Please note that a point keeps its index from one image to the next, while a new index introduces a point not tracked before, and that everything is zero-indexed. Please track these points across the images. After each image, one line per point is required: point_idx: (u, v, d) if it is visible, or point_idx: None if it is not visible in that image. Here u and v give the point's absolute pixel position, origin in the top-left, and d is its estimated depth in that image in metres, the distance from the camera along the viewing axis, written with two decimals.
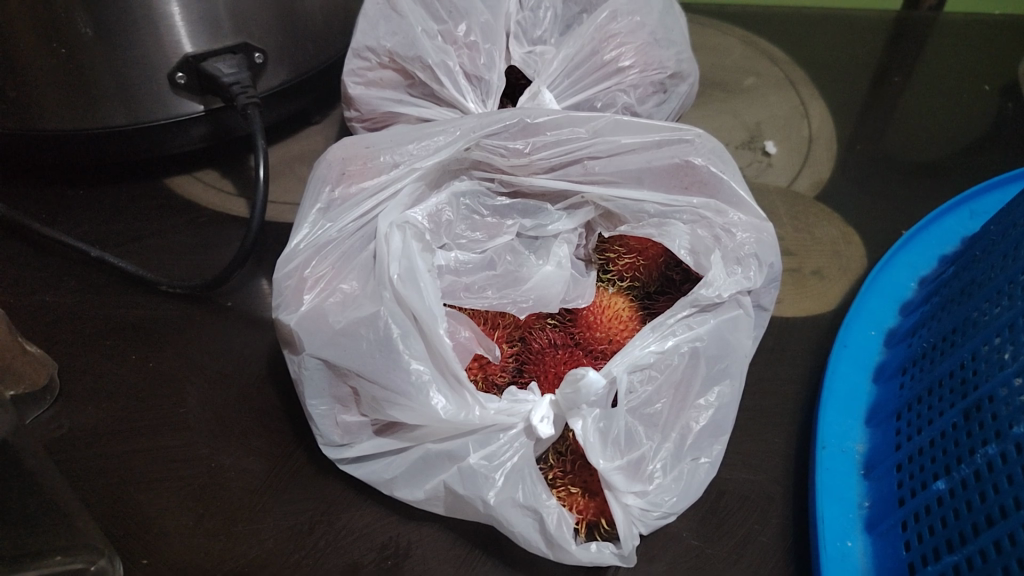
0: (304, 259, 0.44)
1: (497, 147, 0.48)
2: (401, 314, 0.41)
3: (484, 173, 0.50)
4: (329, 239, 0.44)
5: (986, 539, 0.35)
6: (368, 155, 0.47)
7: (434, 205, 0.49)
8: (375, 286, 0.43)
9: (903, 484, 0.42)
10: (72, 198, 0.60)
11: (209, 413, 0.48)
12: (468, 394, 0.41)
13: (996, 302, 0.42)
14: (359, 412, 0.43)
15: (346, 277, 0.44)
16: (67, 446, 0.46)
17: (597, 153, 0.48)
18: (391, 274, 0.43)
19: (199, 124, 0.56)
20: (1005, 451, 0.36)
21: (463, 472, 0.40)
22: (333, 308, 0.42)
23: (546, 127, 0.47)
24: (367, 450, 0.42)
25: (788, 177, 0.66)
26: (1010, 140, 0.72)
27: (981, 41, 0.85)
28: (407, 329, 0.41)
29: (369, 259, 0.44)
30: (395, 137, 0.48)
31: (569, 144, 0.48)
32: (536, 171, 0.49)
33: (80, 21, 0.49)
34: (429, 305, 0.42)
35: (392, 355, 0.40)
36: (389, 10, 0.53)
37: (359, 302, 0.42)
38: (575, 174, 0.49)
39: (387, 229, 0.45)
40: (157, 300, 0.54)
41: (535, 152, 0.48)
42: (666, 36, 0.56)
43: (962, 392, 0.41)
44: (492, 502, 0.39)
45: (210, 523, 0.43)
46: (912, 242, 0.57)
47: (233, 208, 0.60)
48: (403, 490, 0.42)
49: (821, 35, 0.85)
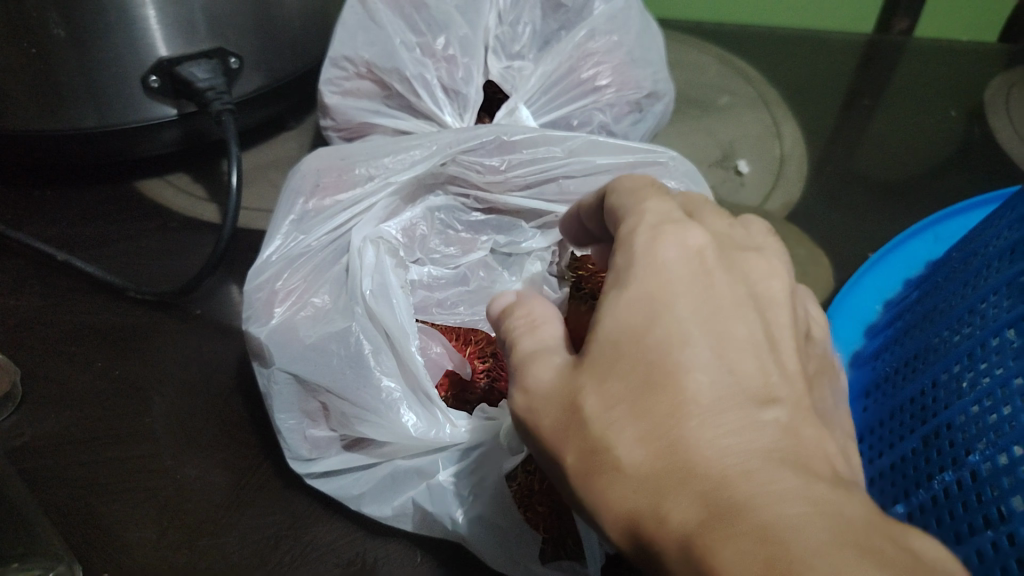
0: (276, 272, 0.43)
1: (472, 163, 0.48)
2: (374, 331, 0.43)
3: (460, 189, 0.51)
4: (304, 251, 0.44)
5: (969, 548, 0.36)
6: (344, 168, 0.46)
7: (410, 218, 0.50)
8: (348, 304, 0.43)
9: (885, 491, 0.44)
10: (39, 200, 0.59)
11: (175, 424, 0.47)
12: (438, 412, 0.42)
13: (988, 309, 0.42)
14: (329, 428, 0.42)
15: (319, 291, 0.44)
16: (28, 455, 0.45)
17: (572, 173, 0.48)
18: (365, 293, 0.44)
19: (171, 128, 0.56)
20: (962, 477, 0.38)
21: (432, 491, 0.40)
22: (305, 323, 0.42)
23: (522, 144, 0.47)
24: (336, 466, 0.41)
25: (760, 197, 0.67)
26: (973, 165, 0.74)
27: (951, 65, 0.86)
28: (379, 345, 0.42)
29: (341, 274, 0.45)
30: (372, 148, 0.47)
31: (544, 162, 0.48)
32: (511, 188, 0.50)
33: (52, 22, 0.48)
34: (401, 325, 0.44)
35: (365, 371, 0.41)
36: (368, 20, 0.52)
37: (332, 317, 0.43)
38: (551, 193, 0.50)
39: (361, 243, 0.46)
40: (124, 306, 0.54)
41: (511, 169, 0.48)
42: (643, 56, 0.56)
43: (923, 418, 0.43)
44: (461, 515, 0.39)
45: (174, 537, 0.42)
46: (885, 259, 0.58)
47: (204, 213, 0.59)
48: (371, 506, 0.41)
49: (794, 55, 0.87)
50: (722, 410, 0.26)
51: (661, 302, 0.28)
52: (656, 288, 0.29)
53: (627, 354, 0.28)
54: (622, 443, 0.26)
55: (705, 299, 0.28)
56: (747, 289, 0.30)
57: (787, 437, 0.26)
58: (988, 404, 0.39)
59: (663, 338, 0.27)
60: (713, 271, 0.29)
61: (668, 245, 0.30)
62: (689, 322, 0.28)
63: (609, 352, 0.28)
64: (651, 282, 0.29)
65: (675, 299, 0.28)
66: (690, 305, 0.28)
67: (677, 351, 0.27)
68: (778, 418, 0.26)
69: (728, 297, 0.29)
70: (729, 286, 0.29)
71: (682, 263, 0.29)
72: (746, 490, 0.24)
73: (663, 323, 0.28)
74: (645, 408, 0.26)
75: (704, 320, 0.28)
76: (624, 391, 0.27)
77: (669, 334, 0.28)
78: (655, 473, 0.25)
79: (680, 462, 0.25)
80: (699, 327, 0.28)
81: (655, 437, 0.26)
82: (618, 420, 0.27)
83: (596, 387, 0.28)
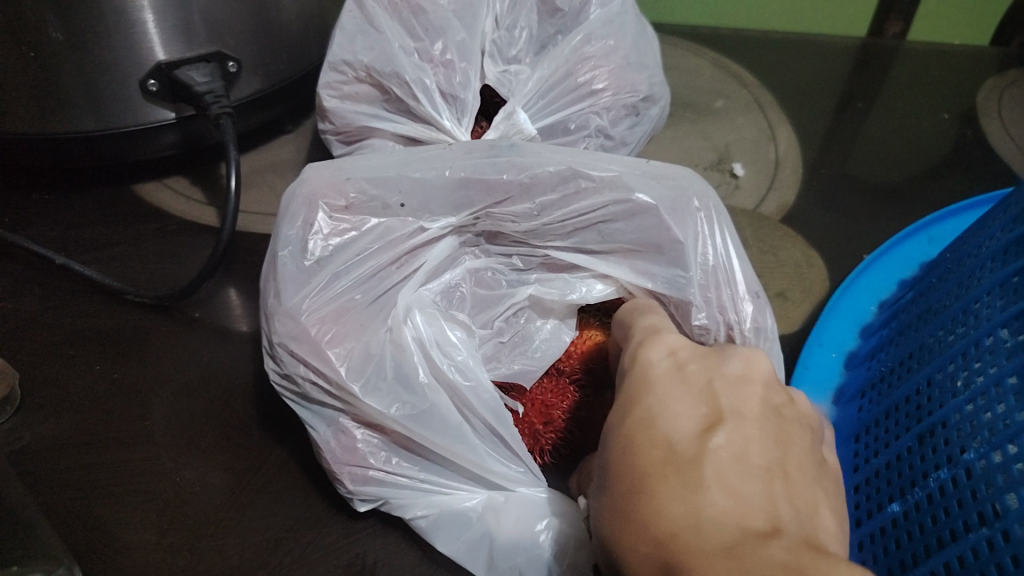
0: (311, 322, 0.40)
1: (505, 215, 0.46)
2: (436, 384, 0.42)
3: (501, 248, 0.49)
4: (345, 304, 0.42)
5: (965, 545, 0.37)
6: (345, 187, 0.44)
7: (449, 280, 0.48)
8: (404, 362, 0.41)
9: (882, 490, 0.44)
10: (37, 204, 0.60)
11: (174, 426, 0.48)
12: (513, 450, 0.42)
13: (979, 308, 0.43)
14: (378, 465, 0.41)
15: (366, 345, 0.41)
16: (27, 458, 0.45)
17: (613, 216, 0.45)
18: (426, 349, 0.42)
19: (169, 132, 0.56)
20: (957, 475, 0.39)
21: (485, 511, 0.42)
22: (351, 371, 0.40)
23: (551, 185, 0.45)
24: (384, 492, 0.41)
25: (755, 200, 0.67)
26: (965, 168, 0.74)
27: (944, 68, 0.87)
28: (442, 406, 0.41)
29: (389, 341, 0.42)
30: (382, 167, 0.44)
31: (579, 206, 0.45)
32: (551, 237, 0.47)
33: (50, 25, 0.48)
34: (472, 374, 0.42)
35: (436, 428, 0.41)
36: (367, 25, 0.52)
37: (383, 387, 0.40)
38: (592, 240, 0.47)
39: (405, 309, 0.43)
40: (123, 309, 0.54)
41: (544, 213, 0.46)
42: (639, 60, 0.57)
43: (918, 417, 0.44)
44: (516, 533, 0.41)
45: (174, 539, 0.43)
46: (875, 265, 0.59)
47: (203, 216, 0.60)
48: (425, 516, 0.41)
49: (789, 59, 0.87)
50: (669, 474, 0.30)
51: (637, 396, 0.34)
52: (634, 389, 0.35)
53: (612, 439, 0.33)
54: (606, 519, 0.31)
55: (673, 386, 0.34)
56: (719, 372, 0.35)
57: (727, 470, 0.30)
58: (983, 402, 0.39)
59: (633, 423, 0.33)
60: (688, 364, 0.36)
61: (647, 356, 0.37)
62: (654, 403, 0.33)
63: (602, 446, 0.34)
64: (631, 386, 0.35)
65: (646, 392, 0.34)
66: (659, 391, 0.34)
67: (643, 430, 0.32)
68: (726, 452, 0.31)
69: (698, 381, 0.34)
70: (696, 370, 0.35)
71: (659, 367, 0.36)
72: (675, 547, 0.28)
73: (638, 405, 0.34)
74: (617, 479, 0.32)
75: (673, 401, 0.33)
76: (609, 471, 0.33)
77: (640, 416, 0.33)
78: (626, 534, 0.30)
79: (640, 518, 0.29)
80: (661, 409, 0.33)
81: (625, 497, 0.31)
82: (600, 489, 0.33)
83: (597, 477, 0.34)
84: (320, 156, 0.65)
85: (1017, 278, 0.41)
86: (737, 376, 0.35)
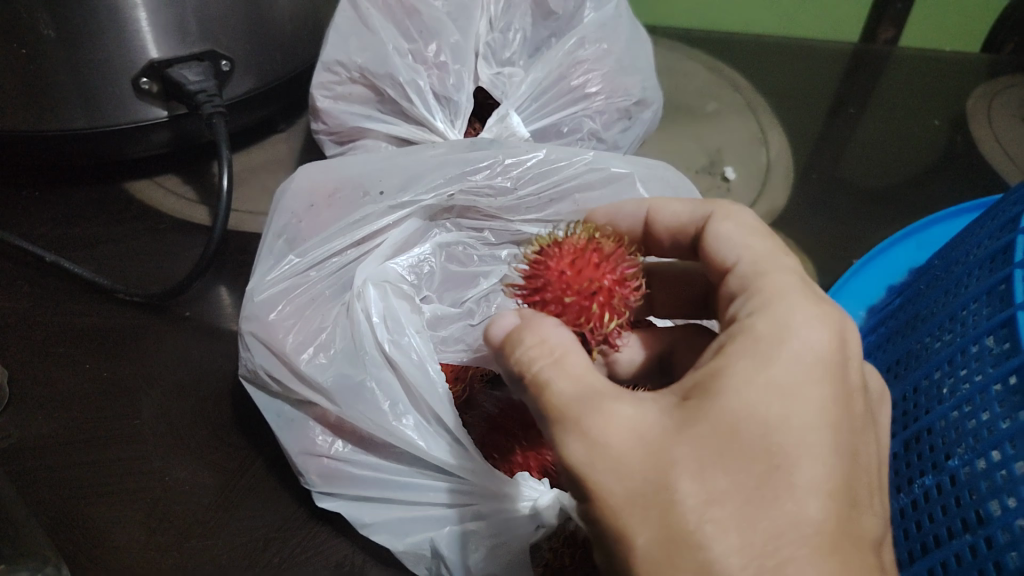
0: (273, 300, 0.42)
1: (480, 189, 0.46)
2: (376, 356, 0.41)
3: (472, 222, 0.50)
4: (300, 279, 0.43)
5: (947, 552, 0.37)
6: (331, 182, 0.45)
7: (417, 255, 0.48)
8: (354, 338, 0.41)
9: None
10: (27, 200, 0.59)
11: (164, 426, 0.47)
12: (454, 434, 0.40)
13: (974, 312, 0.42)
14: (334, 454, 0.40)
15: (319, 322, 0.42)
16: (15, 456, 0.45)
17: (587, 186, 0.47)
18: (371, 323, 0.42)
19: (162, 130, 0.56)
20: (941, 482, 0.39)
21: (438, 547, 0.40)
22: (298, 344, 0.41)
23: (529, 162, 0.46)
24: (345, 485, 0.40)
25: (747, 204, 0.67)
26: (956, 174, 0.75)
27: (936, 73, 0.88)
28: (396, 398, 0.40)
29: (344, 313, 0.43)
30: (364, 164, 0.45)
31: (557, 178, 0.47)
32: (524, 208, 0.48)
33: (43, 23, 0.47)
34: (420, 358, 0.41)
35: (370, 404, 0.40)
36: (361, 26, 0.52)
37: (331, 362, 0.41)
38: (566, 211, 0.48)
39: (362, 284, 0.43)
40: (112, 308, 0.54)
41: (522, 186, 0.46)
42: (632, 64, 0.57)
43: (905, 424, 0.45)
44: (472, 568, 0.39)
45: (163, 539, 0.43)
46: (866, 269, 0.59)
47: (195, 216, 0.59)
48: (382, 536, 0.40)
49: (782, 62, 0.88)
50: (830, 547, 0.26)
51: (799, 403, 0.29)
52: (795, 383, 0.29)
53: (745, 441, 0.27)
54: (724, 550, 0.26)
55: (845, 407, 0.30)
56: (864, 396, 0.32)
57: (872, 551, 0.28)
58: (968, 410, 0.39)
59: (794, 444, 0.28)
60: (848, 367, 0.31)
61: (813, 329, 0.30)
62: (813, 429, 0.28)
63: (725, 435, 0.28)
64: (792, 373, 0.29)
65: (817, 403, 0.29)
66: (817, 407, 0.29)
67: (799, 462, 0.27)
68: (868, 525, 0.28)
69: (855, 408, 0.30)
70: (851, 391, 0.30)
71: (820, 354, 0.30)
72: None
73: (791, 418, 0.28)
74: (758, 520, 0.26)
75: (832, 432, 0.29)
76: (732, 486, 0.27)
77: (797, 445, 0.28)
78: None
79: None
80: (814, 435, 0.28)
81: (763, 546, 0.26)
82: (701, 493, 0.27)
83: (694, 468, 0.27)
84: (313, 156, 0.65)
85: (1004, 285, 0.41)
86: (867, 405, 0.31)
